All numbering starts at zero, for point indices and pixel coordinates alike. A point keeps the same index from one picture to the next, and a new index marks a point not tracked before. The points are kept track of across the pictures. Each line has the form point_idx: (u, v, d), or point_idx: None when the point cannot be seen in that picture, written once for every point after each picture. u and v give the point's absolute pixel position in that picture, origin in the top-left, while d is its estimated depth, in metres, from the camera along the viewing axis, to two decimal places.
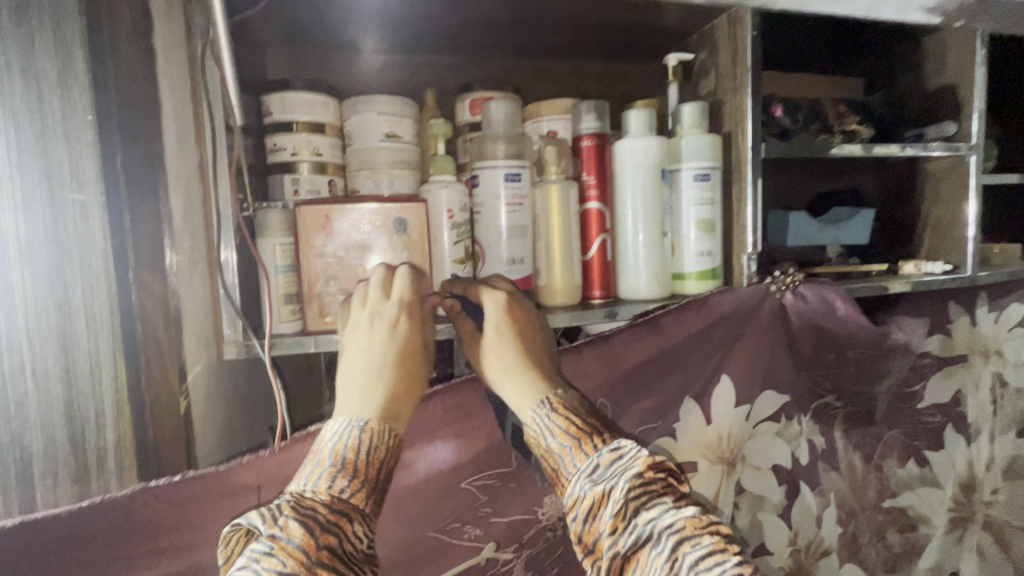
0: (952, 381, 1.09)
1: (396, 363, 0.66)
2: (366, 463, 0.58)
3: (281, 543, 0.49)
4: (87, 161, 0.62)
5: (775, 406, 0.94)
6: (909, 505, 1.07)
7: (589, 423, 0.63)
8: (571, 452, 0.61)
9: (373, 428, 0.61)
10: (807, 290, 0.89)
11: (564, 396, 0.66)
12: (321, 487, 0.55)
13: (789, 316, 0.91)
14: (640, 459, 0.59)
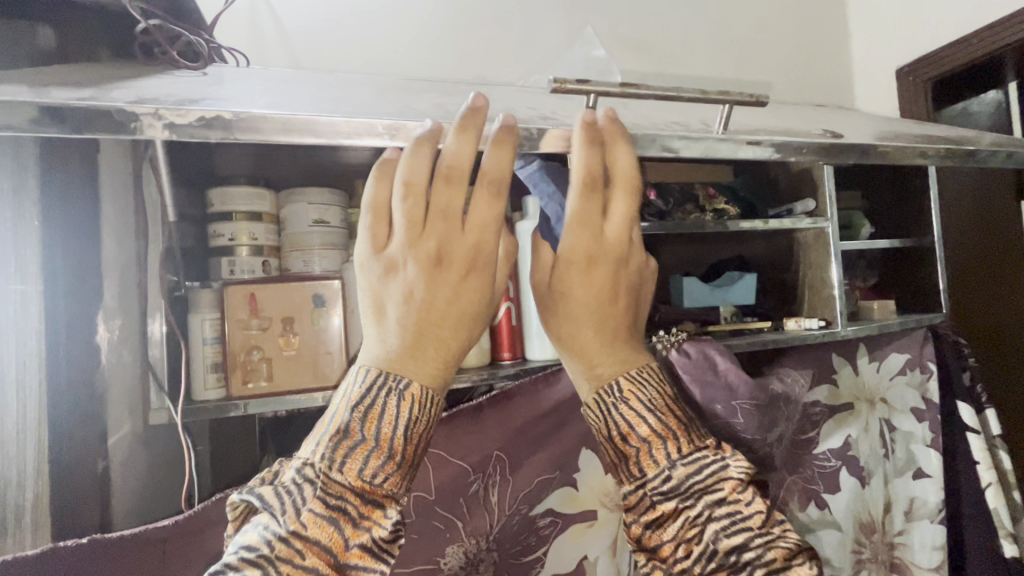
0: (843, 428, 1.19)
1: (444, 320, 0.56)
2: (401, 440, 0.52)
3: (302, 541, 0.46)
4: (30, 256, 0.69)
5: None
6: (812, 547, 1.13)
7: (664, 424, 0.60)
8: (641, 457, 0.59)
9: (415, 397, 0.53)
10: (690, 347, 1.05)
11: (642, 384, 0.62)
12: (349, 471, 0.49)
13: (677, 372, 1.05)
14: (726, 480, 0.57)
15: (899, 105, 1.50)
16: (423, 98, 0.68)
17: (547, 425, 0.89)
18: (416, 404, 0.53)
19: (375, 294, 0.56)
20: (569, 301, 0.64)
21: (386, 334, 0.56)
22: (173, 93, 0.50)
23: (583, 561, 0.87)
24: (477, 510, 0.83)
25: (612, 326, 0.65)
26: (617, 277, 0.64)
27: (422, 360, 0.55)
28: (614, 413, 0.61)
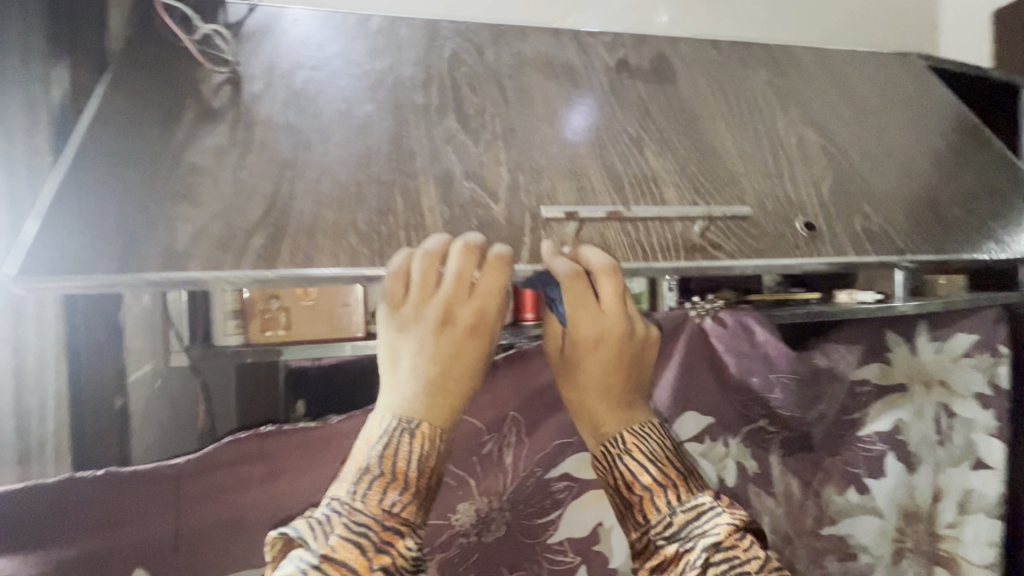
0: (893, 410, 1.09)
1: (450, 376, 0.60)
2: (415, 474, 0.56)
3: (331, 561, 0.49)
4: None
5: (699, 427, 0.96)
6: (849, 533, 1.06)
7: (665, 473, 0.64)
8: (644, 503, 0.63)
9: (424, 433, 0.58)
10: (727, 315, 0.96)
11: (641, 436, 0.67)
12: (372, 503, 0.53)
13: (710, 341, 0.97)
14: (722, 526, 0.59)
15: (993, 51, 1.30)
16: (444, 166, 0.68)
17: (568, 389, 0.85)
18: (428, 442, 0.58)
19: (392, 346, 0.61)
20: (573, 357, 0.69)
21: (399, 385, 0.60)
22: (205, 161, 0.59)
23: (599, 527, 0.85)
24: (490, 470, 0.81)
25: (619, 375, 0.69)
26: (626, 348, 0.68)
27: (436, 408, 0.59)
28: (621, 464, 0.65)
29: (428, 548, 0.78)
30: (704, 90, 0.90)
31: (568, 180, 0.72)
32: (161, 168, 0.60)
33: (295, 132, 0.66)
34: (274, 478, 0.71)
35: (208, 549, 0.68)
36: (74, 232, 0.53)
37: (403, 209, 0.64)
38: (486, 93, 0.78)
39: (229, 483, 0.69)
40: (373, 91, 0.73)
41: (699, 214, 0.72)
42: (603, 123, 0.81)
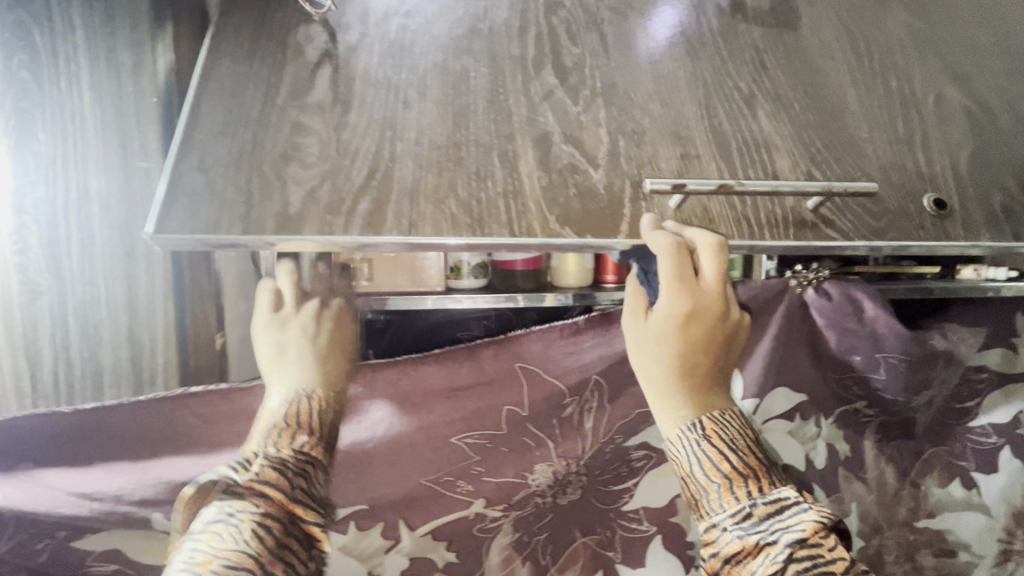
0: (1014, 402, 0.98)
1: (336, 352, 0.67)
2: (319, 423, 0.64)
3: (258, 488, 0.58)
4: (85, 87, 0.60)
5: (789, 404, 0.89)
6: (946, 527, 0.97)
7: (745, 463, 0.63)
8: (721, 492, 0.62)
9: (319, 396, 0.65)
10: (833, 286, 0.88)
11: (720, 421, 0.64)
12: (282, 448, 0.62)
13: (812, 314, 0.88)
14: (807, 522, 0.60)
15: None
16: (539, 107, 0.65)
17: None
18: (325, 398, 0.65)
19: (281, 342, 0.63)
20: (655, 350, 0.63)
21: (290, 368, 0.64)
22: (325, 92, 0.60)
23: (676, 499, 0.83)
24: (569, 434, 0.78)
25: (700, 360, 0.63)
26: (715, 332, 0.62)
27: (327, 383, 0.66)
28: (690, 449, 0.63)
29: (504, 505, 0.78)
30: (826, 34, 0.79)
31: (671, 145, 0.66)
32: (269, 125, 0.58)
33: (393, 86, 0.62)
34: (359, 425, 0.71)
35: None
36: (199, 199, 0.53)
37: (502, 175, 0.60)
38: (585, 37, 0.71)
39: None
40: (467, 36, 0.68)
41: (821, 188, 0.64)
42: (715, 75, 0.72)
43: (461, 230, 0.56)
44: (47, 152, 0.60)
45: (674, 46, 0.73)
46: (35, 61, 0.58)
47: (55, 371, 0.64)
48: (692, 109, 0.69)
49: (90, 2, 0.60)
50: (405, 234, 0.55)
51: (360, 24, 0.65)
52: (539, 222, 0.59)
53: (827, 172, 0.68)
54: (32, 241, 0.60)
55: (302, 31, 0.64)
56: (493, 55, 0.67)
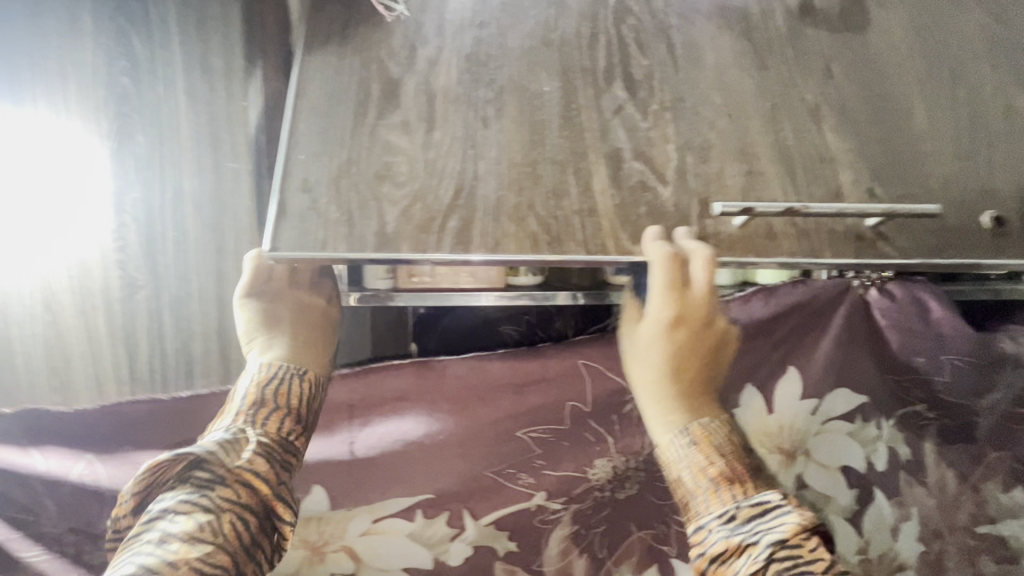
0: None
1: (310, 326, 0.64)
2: (307, 408, 0.60)
3: (245, 477, 0.52)
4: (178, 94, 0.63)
5: (850, 405, 0.88)
6: (1012, 534, 0.94)
7: (730, 466, 0.60)
8: (706, 494, 0.58)
9: (308, 376, 0.61)
10: (896, 287, 0.87)
11: (712, 427, 0.61)
12: (269, 430, 0.56)
13: (873, 315, 0.87)
14: (790, 524, 0.56)
15: None
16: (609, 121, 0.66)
17: None
18: (315, 383, 0.61)
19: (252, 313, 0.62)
20: (643, 354, 0.63)
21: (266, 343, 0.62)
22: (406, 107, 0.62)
23: None
24: (627, 431, 0.80)
25: (687, 364, 0.61)
26: (704, 336, 0.61)
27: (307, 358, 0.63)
28: (677, 452, 0.60)
29: (565, 498, 0.80)
30: (899, 34, 0.76)
31: (737, 161, 0.67)
32: (360, 142, 0.60)
33: (472, 103, 0.64)
34: (432, 418, 0.74)
35: (375, 479, 0.74)
36: (305, 219, 0.56)
37: (578, 193, 0.62)
38: (655, 47, 0.71)
39: (394, 416, 0.74)
40: (541, 47, 0.68)
41: (888, 210, 0.64)
42: (784, 82, 0.72)
43: (539, 246, 0.60)
44: (143, 155, 0.63)
45: (740, 55, 0.72)
46: (136, 69, 0.62)
47: (153, 361, 0.67)
48: (757, 122, 0.69)
49: (178, 19, 0.62)
50: (490, 253, 0.58)
51: (436, 38, 0.66)
52: (612, 240, 0.61)
53: (892, 187, 0.69)
54: (131, 238, 0.64)
55: (385, 45, 0.65)
56: (563, 65, 0.68)
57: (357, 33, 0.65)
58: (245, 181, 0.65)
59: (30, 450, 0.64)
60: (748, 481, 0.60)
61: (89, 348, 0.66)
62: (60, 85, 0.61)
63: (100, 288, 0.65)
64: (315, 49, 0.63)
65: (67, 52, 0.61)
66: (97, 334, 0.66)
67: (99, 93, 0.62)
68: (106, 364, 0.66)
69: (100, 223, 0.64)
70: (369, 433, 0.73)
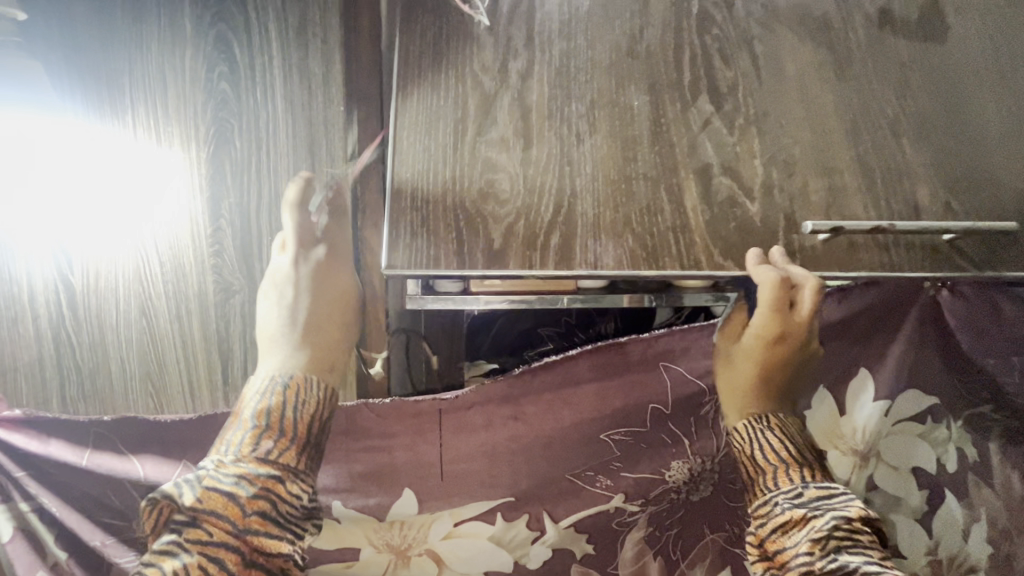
0: None
1: (329, 312, 0.59)
2: (294, 420, 0.56)
3: (206, 516, 0.50)
4: (276, 100, 0.63)
5: (919, 406, 0.88)
6: None
7: (801, 454, 0.67)
8: (777, 472, 0.66)
9: (296, 383, 0.56)
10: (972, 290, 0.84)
11: (783, 420, 0.70)
12: (248, 452, 0.53)
13: (942, 316, 0.86)
14: (852, 507, 0.62)
15: None
16: (696, 132, 0.66)
17: None
18: (303, 388, 0.57)
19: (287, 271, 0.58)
20: (745, 361, 0.70)
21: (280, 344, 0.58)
22: (499, 125, 0.62)
23: None
24: (705, 435, 0.78)
25: (777, 374, 0.70)
26: (799, 353, 0.69)
27: (322, 362, 0.58)
28: (756, 436, 0.69)
29: (642, 499, 0.79)
30: (980, 39, 0.74)
31: (823, 175, 0.67)
32: (461, 159, 0.60)
33: (563, 119, 0.63)
34: (517, 420, 0.74)
35: (457, 484, 0.75)
36: (415, 239, 0.58)
37: (672, 209, 0.63)
38: (739, 57, 0.69)
39: (478, 419, 0.73)
40: (626, 57, 0.66)
41: (967, 229, 0.66)
42: (864, 94, 0.70)
43: (638, 263, 0.61)
44: (240, 161, 0.63)
45: (821, 65, 0.70)
46: (234, 74, 0.62)
47: (245, 366, 0.67)
48: (840, 137, 0.69)
49: (269, 42, 0.62)
50: (593, 270, 0.60)
51: (526, 50, 0.64)
52: (705, 256, 0.63)
53: (967, 203, 0.69)
54: (227, 241, 0.64)
55: (477, 58, 0.63)
56: (648, 78, 0.66)
57: (448, 46, 0.63)
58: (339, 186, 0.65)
59: (128, 454, 0.65)
60: (817, 469, 0.67)
61: (182, 353, 0.66)
62: (159, 87, 0.62)
63: (194, 293, 0.65)
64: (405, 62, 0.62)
65: (164, 55, 0.61)
66: (190, 339, 0.66)
67: (197, 97, 0.62)
68: (198, 368, 0.66)
69: (193, 226, 0.64)
70: (455, 436, 0.73)
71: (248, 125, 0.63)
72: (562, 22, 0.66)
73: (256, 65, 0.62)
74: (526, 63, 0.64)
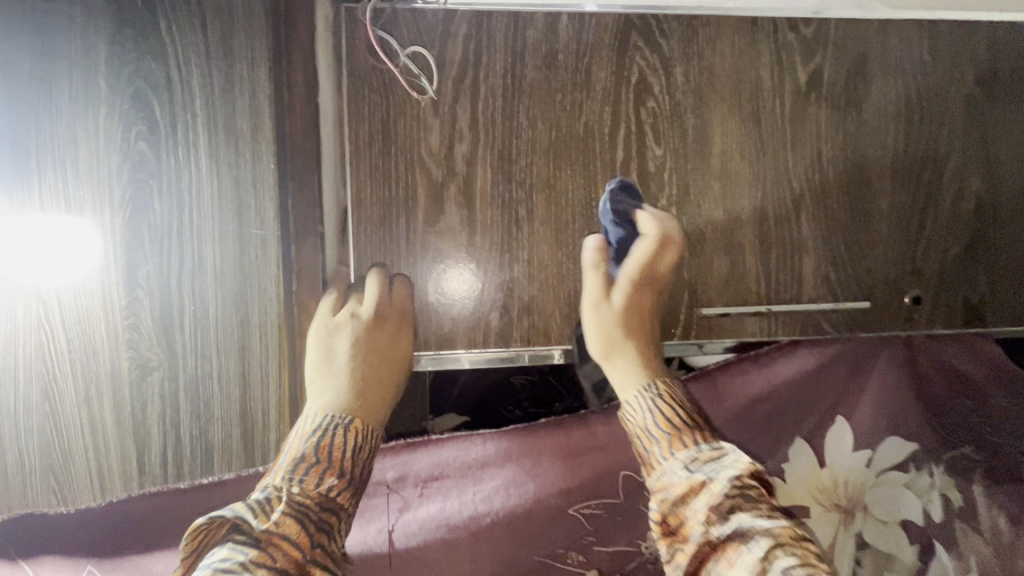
0: None
1: (382, 365, 0.65)
2: (351, 462, 0.60)
3: (275, 539, 0.53)
4: (200, 159, 0.58)
5: (901, 455, 0.84)
6: None
7: (691, 417, 0.69)
8: (668, 441, 0.67)
9: (355, 428, 0.62)
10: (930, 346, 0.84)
11: (669, 386, 0.72)
12: (310, 488, 0.57)
13: (918, 358, 0.84)
14: (742, 463, 0.63)
15: None
16: (619, 210, 0.73)
17: (758, 413, 0.81)
18: (361, 432, 0.62)
19: (324, 344, 0.63)
20: (606, 325, 0.72)
21: (335, 379, 0.63)
22: (443, 212, 0.67)
23: None
24: None
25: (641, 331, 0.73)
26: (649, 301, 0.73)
27: (365, 406, 0.64)
28: (640, 404, 0.70)
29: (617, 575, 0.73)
30: (894, 102, 0.78)
31: (732, 250, 0.76)
32: (413, 253, 0.66)
33: (506, 203, 0.70)
34: (475, 497, 0.70)
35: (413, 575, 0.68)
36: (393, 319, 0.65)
37: (594, 289, 0.72)
38: (669, 133, 0.74)
39: (433, 499, 0.70)
40: (564, 134, 0.72)
41: (834, 306, 0.77)
42: (776, 170, 0.77)
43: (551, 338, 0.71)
44: (160, 225, 0.58)
45: (746, 139, 0.76)
46: (154, 132, 0.57)
47: (164, 454, 0.59)
48: (749, 213, 0.76)
49: (192, 97, 0.58)
50: (526, 345, 0.70)
51: (471, 132, 0.68)
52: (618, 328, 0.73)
53: (854, 267, 0.78)
54: (144, 313, 0.58)
55: (423, 142, 0.66)
56: (583, 161, 0.72)
57: (396, 129, 0.65)
58: (271, 249, 0.61)
59: (20, 563, 0.59)
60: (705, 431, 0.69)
61: (89, 441, 0.58)
62: (70, 148, 0.57)
63: (105, 371, 0.58)
64: (357, 150, 0.63)
65: (76, 115, 0.56)
66: (99, 425, 0.58)
67: (112, 158, 0.57)
68: (109, 459, 0.59)
69: (105, 297, 0.58)
70: (419, 518, 0.69)
71: (167, 184, 0.58)
72: (506, 99, 0.69)
73: (175, 122, 0.58)
74: (465, 150, 0.68)
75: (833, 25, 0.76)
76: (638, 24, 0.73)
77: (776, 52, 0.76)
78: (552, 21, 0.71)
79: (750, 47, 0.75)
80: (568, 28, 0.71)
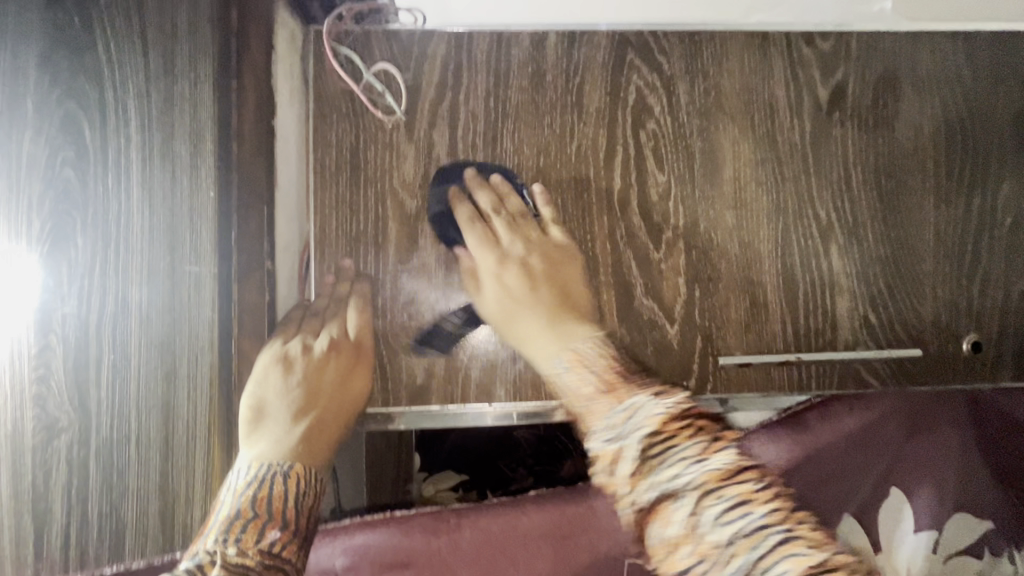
0: None
1: (328, 408, 0.57)
2: (296, 512, 0.54)
3: None
4: (129, 189, 0.52)
5: (973, 536, 0.70)
6: None
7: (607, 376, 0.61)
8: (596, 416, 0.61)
9: (298, 471, 0.55)
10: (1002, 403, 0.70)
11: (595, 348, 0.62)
12: (248, 549, 0.51)
13: (984, 416, 0.71)
14: (653, 416, 0.60)
15: None
16: (617, 245, 0.64)
17: (797, 487, 0.68)
18: (306, 477, 0.56)
19: (259, 395, 0.56)
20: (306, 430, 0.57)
21: (273, 425, 0.56)
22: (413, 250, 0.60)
23: None
24: None
25: (340, 394, 0.58)
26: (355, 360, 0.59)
27: (310, 450, 0.56)
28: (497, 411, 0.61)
29: None
30: (935, 118, 0.69)
31: (752, 289, 0.65)
32: None
33: (489, 236, 0.62)
34: None
35: None
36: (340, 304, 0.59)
37: (589, 334, 0.62)
38: (673, 158, 0.66)
39: None
40: (553, 160, 0.64)
41: (877, 354, 0.65)
42: (800, 197, 0.67)
43: (541, 394, 0.61)
44: (81, 264, 0.50)
45: (761, 163, 0.67)
46: (82, 159, 0.50)
47: (67, 537, 0.50)
48: (770, 246, 0.66)
49: (126, 119, 0.52)
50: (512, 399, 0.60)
51: (448, 159, 0.61)
52: (620, 381, 0.63)
53: (899, 307, 0.67)
54: (53, 366, 0.50)
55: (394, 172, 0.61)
56: (575, 189, 0.64)
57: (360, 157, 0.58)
58: (208, 288, 0.53)
59: None
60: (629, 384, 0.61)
61: None
62: None
63: (5, 435, 0.49)
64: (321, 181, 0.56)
65: None
66: None
67: (31, 185, 0.50)
68: None
69: (7, 345, 0.49)
70: None
71: (92, 217, 0.51)
72: (486, 122, 0.62)
73: (106, 149, 0.51)
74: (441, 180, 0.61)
75: (857, 38, 0.68)
76: (635, 41, 0.66)
77: (794, 68, 0.67)
78: (540, 38, 0.64)
79: (764, 62, 0.67)
80: (556, 45, 0.64)
